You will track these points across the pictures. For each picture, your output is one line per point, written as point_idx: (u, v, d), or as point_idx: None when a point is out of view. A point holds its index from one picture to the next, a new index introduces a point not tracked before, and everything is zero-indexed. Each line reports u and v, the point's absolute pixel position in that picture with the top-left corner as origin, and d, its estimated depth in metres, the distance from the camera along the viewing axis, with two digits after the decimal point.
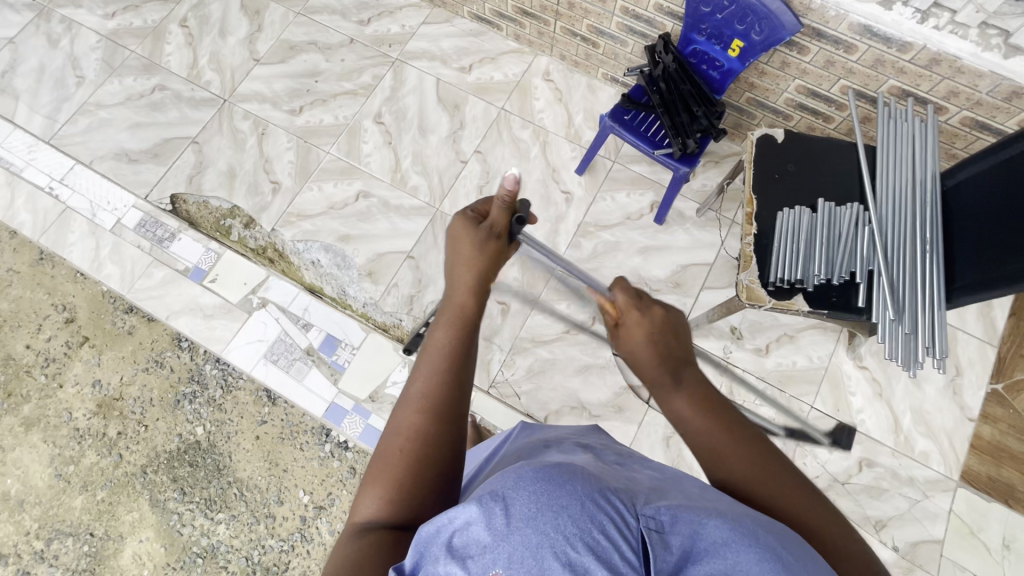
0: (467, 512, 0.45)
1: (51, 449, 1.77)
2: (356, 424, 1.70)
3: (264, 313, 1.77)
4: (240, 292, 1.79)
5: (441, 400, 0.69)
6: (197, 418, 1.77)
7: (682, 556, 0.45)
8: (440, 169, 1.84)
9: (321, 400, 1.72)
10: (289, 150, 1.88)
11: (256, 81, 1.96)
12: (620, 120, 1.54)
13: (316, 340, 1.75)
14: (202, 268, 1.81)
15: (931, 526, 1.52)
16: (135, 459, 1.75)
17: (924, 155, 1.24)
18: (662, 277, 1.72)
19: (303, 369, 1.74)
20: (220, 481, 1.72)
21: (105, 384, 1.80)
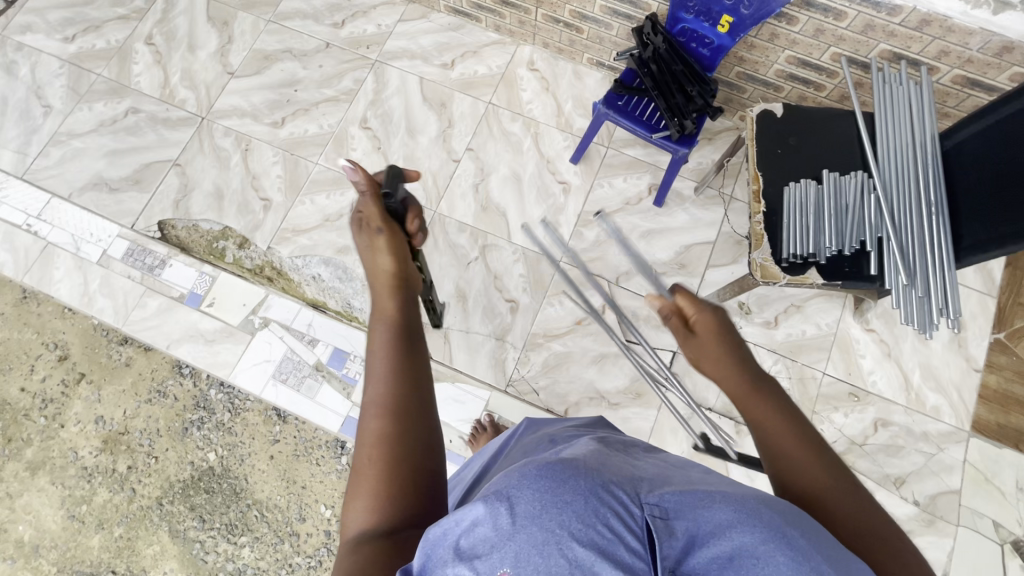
0: (473, 513, 0.49)
1: (60, 491, 1.73)
2: None
3: (267, 332, 1.74)
4: (241, 313, 1.75)
5: (399, 399, 0.70)
6: (208, 444, 1.74)
7: (687, 541, 0.47)
8: (433, 170, 1.80)
9: (335, 415, 1.70)
10: (276, 165, 1.81)
11: (232, 95, 1.89)
12: (613, 106, 1.51)
13: (324, 355, 1.72)
14: (198, 293, 1.77)
15: (947, 477, 1.56)
16: (149, 492, 1.72)
17: (922, 117, 1.25)
18: (666, 259, 1.73)
19: (314, 385, 1.71)
20: (240, 505, 1.70)
21: (109, 420, 1.76)
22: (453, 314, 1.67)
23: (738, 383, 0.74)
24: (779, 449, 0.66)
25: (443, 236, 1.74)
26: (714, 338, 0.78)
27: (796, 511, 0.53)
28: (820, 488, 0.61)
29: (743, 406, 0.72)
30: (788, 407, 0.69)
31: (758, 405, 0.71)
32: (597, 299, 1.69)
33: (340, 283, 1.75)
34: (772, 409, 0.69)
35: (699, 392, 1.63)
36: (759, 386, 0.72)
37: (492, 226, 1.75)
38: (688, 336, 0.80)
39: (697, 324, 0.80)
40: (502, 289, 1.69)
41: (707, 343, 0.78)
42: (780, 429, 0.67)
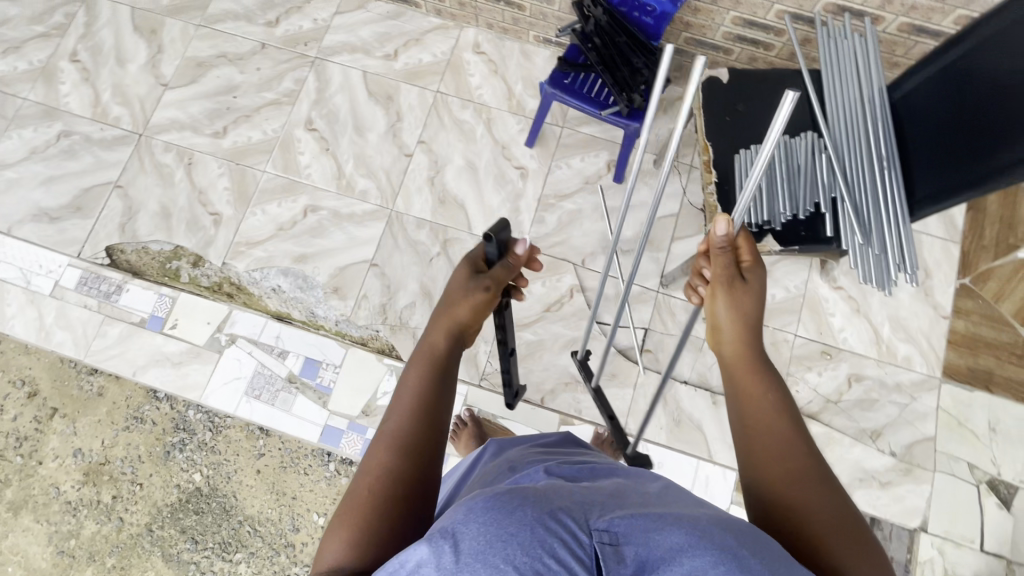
0: (418, 553, 0.50)
1: (45, 528, 1.69)
2: (355, 442, 1.66)
3: (235, 349, 1.69)
4: (206, 333, 1.70)
5: (413, 438, 0.75)
6: (192, 465, 1.71)
7: (637, 568, 0.49)
8: (386, 167, 1.74)
9: (313, 425, 1.67)
10: (222, 176, 1.74)
11: (169, 108, 1.80)
12: (560, 86, 1.46)
13: (296, 366, 1.68)
14: (159, 316, 1.71)
15: (921, 425, 1.58)
16: (137, 519, 1.69)
17: (869, 70, 1.23)
18: (630, 237, 1.70)
19: (289, 398, 1.68)
20: (231, 523, 1.68)
21: (88, 451, 1.72)
22: (419, 313, 1.64)
23: (748, 357, 0.80)
24: (762, 432, 0.73)
25: (403, 235, 1.69)
26: (748, 307, 0.81)
27: (741, 522, 0.57)
28: (788, 476, 0.68)
29: (741, 375, 0.80)
30: (787, 401, 0.76)
31: (754, 382, 0.78)
32: (564, 284, 1.66)
33: (302, 293, 1.69)
34: (767, 399, 0.75)
35: (673, 366, 1.62)
36: (763, 370, 0.79)
37: (452, 219, 1.70)
38: (734, 284, 0.82)
39: (740, 286, 0.82)
40: None
41: (739, 302, 0.82)
42: (767, 420, 0.74)
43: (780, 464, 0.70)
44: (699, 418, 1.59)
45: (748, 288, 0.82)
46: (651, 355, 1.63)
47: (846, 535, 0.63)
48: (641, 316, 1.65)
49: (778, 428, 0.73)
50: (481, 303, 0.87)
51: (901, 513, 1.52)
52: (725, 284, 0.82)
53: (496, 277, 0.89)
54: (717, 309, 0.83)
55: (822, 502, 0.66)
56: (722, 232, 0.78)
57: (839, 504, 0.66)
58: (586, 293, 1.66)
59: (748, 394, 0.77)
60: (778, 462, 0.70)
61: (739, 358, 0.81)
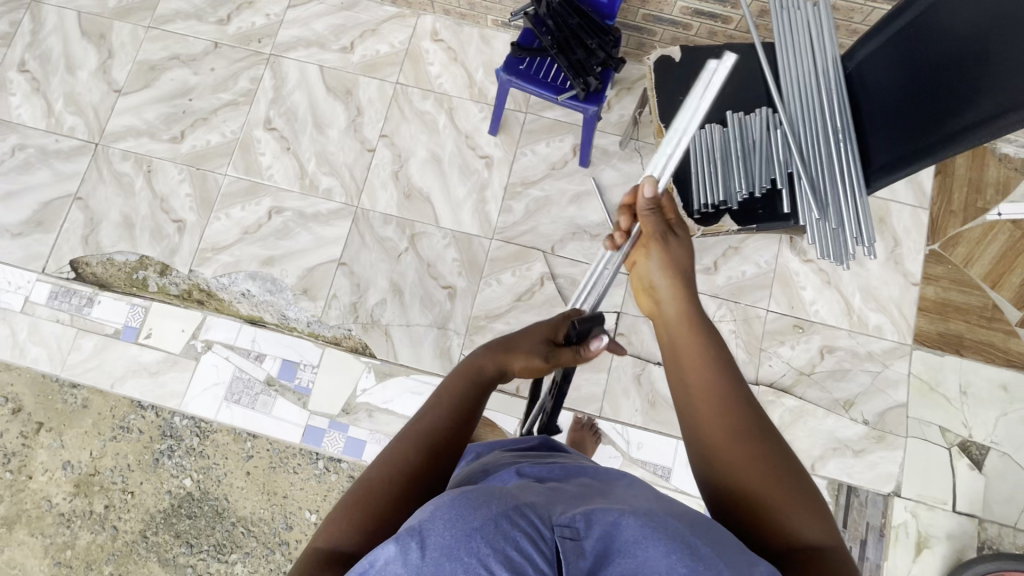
0: (385, 552, 0.48)
1: (41, 540, 1.71)
2: (337, 440, 1.66)
3: (211, 354, 1.69)
4: (181, 340, 1.69)
5: (437, 442, 0.78)
6: (182, 471, 1.72)
7: (596, 559, 0.48)
8: (349, 163, 1.72)
9: (295, 426, 1.67)
10: (183, 182, 1.71)
11: (125, 115, 1.76)
12: (515, 72, 1.43)
13: (273, 368, 1.68)
14: (133, 326, 1.70)
15: (894, 392, 1.59)
16: (132, 527, 1.71)
17: (822, 40, 1.21)
18: (599, 221, 1.69)
19: (268, 401, 1.68)
20: (225, 525, 1.69)
21: (77, 463, 1.73)
22: (390, 309, 1.63)
23: (686, 314, 0.79)
24: (705, 399, 0.70)
25: (369, 232, 1.67)
26: (682, 259, 0.86)
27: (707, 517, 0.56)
28: (728, 443, 0.67)
29: (678, 334, 0.77)
30: (725, 358, 0.73)
31: (692, 345, 0.75)
32: (534, 272, 1.65)
33: (272, 296, 1.67)
34: (707, 362, 0.72)
35: (648, 349, 1.62)
36: (702, 327, 0.76)
37: (418, 213, 1.68)
38: (664, 242, 0.87)
39: (671, 246, 0.87)
40: (437, 277, 1.64)
41: (670, 258, 0.85)
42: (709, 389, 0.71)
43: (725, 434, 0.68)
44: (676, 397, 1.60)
45: (682, 246, 0.87)
46: (624, 339, 1.63)
47: (795, 496, 0.64)
48: (613, 300, 1.65)
49: (722, 395, 0.70)
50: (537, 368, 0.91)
51: (875, 479, 1.54)
52: (654, 243, 0.87)
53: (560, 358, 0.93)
54: (649, 265, 0.87)
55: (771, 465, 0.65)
56: (649, 193, 0.89)
57: (778, 459, 0.66)
58: (557, 279, 1.65)
59: (686, 356, 0.74)
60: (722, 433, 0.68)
61: (679, 317, 0.79)
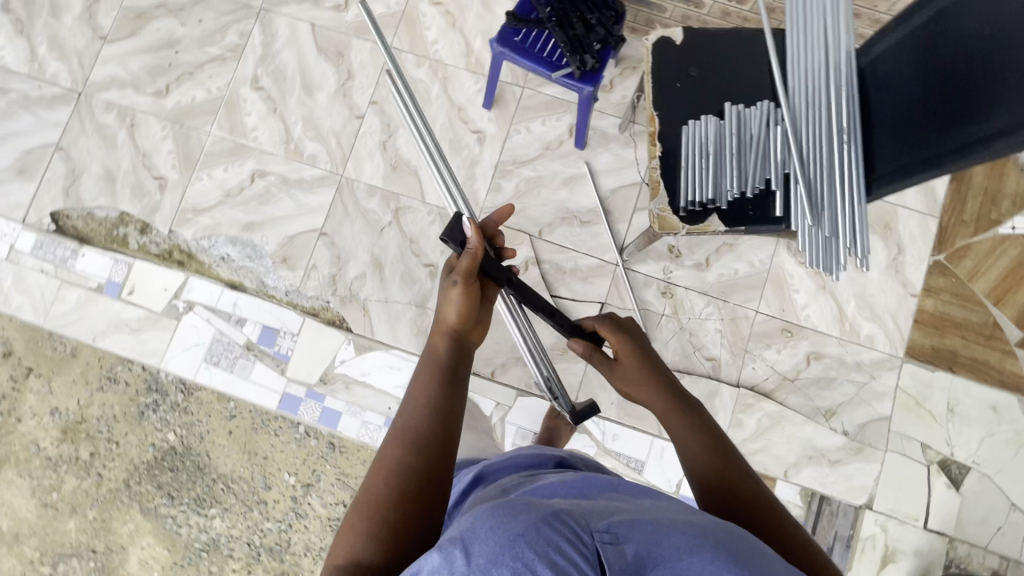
0: (432, 561, 0.52)
1: (29, 481, 1.75)
2: (313, 409, 1.66)
3: (193, 315, 1.67)
4: (163, 299, 1.67)
5: (417, 435, 0.85)
6: (166, 425, 1.72)
7: (637, 562, 0.53)
8: (336, 130, 1.65)
9: (272, 392, 1.67)
10: (166, 139, 1.66)
11: (109, 64, 1.70)
12: (510, 44, 1.34)
13: (253, 334, 1.66)
14: (116, 281, 1.68)
15: (878, 405, 1.55)
16: (116, 475, 1.74)
17: (839, 29, 1.11)
18: (590, 207, 1.63)
19: (247, 365, 1.67)
20: (205, 481, 1.71)
21: (65, 410, 1.74)
22: (370, 284, 1.59)
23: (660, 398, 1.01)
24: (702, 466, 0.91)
25: (353, 203, 1.62)
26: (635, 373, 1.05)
27: (744, 534, 0.63)
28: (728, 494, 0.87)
29: (669, 422, 0.99)
30: (705, 431, 0.95)
31: (679, 425, 0.97)
32: (519, 256, 1.61)
33: (252, 262, 1.63)
34: (692, 441, 0.94)
35: None
36: (681, 413, 0.98)
37: (404, 187, 1.63)
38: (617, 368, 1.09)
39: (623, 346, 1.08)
40: (419, 254, 1.60)
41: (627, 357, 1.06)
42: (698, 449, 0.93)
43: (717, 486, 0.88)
44: None
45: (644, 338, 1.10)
46: None
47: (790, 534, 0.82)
48: (599, 290, 1.61)
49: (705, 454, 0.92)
50: (456, 294, 0.99)
51: (849, 490, 1.52)
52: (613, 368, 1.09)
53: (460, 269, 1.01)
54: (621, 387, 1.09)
55: (762, 508, 0.84)
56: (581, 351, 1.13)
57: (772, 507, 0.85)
58: (542, 265, 1.61)
59: (677, 437, 0.96)
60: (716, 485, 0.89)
61: (663, 409, 1.00)
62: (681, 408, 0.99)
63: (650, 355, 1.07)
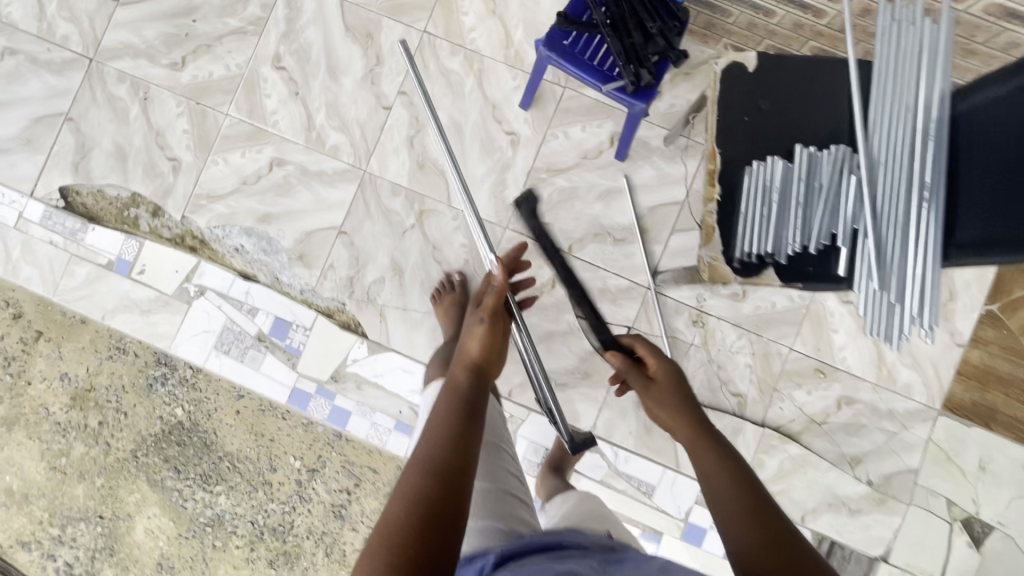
0: None
1: (38, 445, 1.73)
2: (322, 406, 1.60)
3: (204, 301, 1.60)
4: (174, 282, 1.60)
5: (438, 462, 0.85)
6: (174, 400, 1.68)
7: None
8: (361, 121, 1.54)
9: (281, 386, 1.61)
10: (180, 117, 1.56)
11: (122, 30, 1.58)
12: (557, 48, 1.21)
13: (265, 325, 1.59)
14: (126, 259, 1.60)
15: (906, 456, 1.49)
16: (123, 446, 1.71)
17: (934, 68, 0.96)
18: (625, 225, 1.53)
19: (257, 356, 1.60)
20: (211, 458, 1.68)
21: (74, 377, 1.70)
22: (388, 290, 1.53)
23: (680, 422, 1.06)
24: (721, 490, 0.92)
25: (375, 202, 1.53)
26: (664, 393, 1.13)
27: None
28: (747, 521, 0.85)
29: (694, 450, 1.01)
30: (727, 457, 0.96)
31: (701, 452, 0.99)
32: (546, 272, 1.52)
33: (266, 256, 1.55)
34: (714, 466, 0.95)
35: None
36: (702, 435, 1.02)
37: (430, 188, 1.53)
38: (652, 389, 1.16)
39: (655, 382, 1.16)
40: (442, 261, 1.53)
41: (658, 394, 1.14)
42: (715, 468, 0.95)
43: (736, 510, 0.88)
44: None
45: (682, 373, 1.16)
46: None
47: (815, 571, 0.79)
48: (626, 313, 1.53)
49: (721, 474, 0.93)
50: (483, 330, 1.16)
51: (865, 540, 1.48)
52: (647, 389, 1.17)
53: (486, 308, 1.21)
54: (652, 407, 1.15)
55: (785, 535, 0.82)
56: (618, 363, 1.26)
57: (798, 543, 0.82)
58: (569, 283, 1.52)
59: (699, 463, 0.98)
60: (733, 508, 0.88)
61: (686, 433, 1.04)
62: (706, 436, 1.01)
63: (679, 380, 1.14)
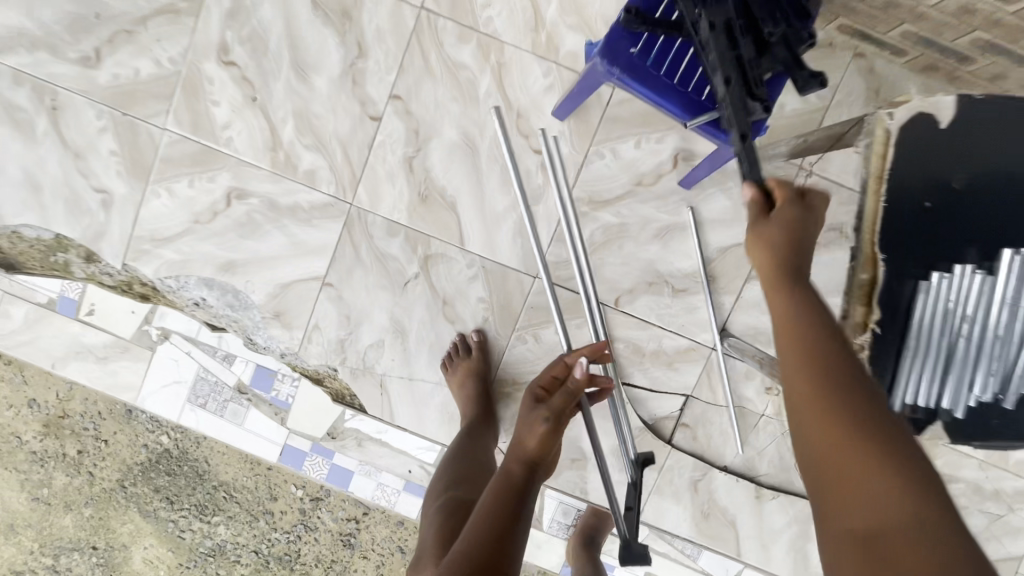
0: None
1: (12, 475, 1.43)
2: (320, 466, 1.29)
3: (169, 348, 1.25)
4: (132, 324, 1.25)
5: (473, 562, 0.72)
6: (158, 424, 1.39)
7: None
8: (342, 136, 1.16)
9: (272, 444, 1.28)
10: (104, 134, 1.17)
11: (9, 9, 1.16)
12: (629, 65, 0.84)
13: (245, 373, 1.26)
14: (71, 297, 1.24)
15: (1010, 543, 1.26)
16: (107, 474, 1.42)
17: None
18: (688, 272, 1.20)
19: (239, 411, 1.27)
20: (204, 487, 1.41)
21: (41, 402, 1.40)
22: (389, 356, 1.22)
23: (775, 279, 0.65)
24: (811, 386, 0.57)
25: (367, 245, 1.19)
26: (775, 234, 0.67)
27: None
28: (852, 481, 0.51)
29: (776, 304, 0.65)
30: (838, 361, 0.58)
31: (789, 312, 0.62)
32: (586, 332, 1.21)
33: (235, 312, 1.23)
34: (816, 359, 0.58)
35: (714, 448, 1.26)
36: (799, 291, 0.64)
37: (437, 225, 1.18)
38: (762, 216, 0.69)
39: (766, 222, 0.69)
40: (454, 319, 1.21)
41: (762, 240, 0.68)
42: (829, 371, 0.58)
43: (841, 450, 0.53)
44: (737, 509, 1.27)
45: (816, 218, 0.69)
46: (687, 431, 1.26)
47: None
48: (685, 379, 1.24)
49: (839, 385, 0.56)
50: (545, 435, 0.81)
51: None
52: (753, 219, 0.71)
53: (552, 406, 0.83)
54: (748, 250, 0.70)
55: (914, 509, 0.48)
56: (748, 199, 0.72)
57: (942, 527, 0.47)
58: (614, 345, 1.22)
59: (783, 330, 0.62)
60: (834, 449, 0.53)
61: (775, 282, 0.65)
62: (811, 298, 0.63)
63: (803, 211, 0.68)
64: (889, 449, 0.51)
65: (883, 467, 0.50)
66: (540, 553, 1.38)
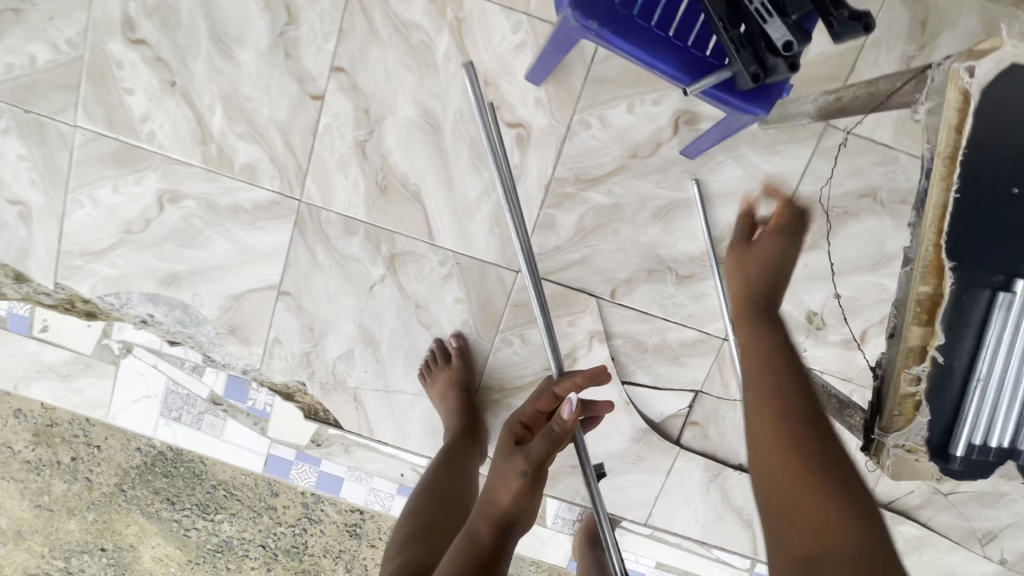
0: None
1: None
2: (308, 474, 1.18)
3: (134, 361, 1.12)
4: (92, 338, 1.11)
5: None
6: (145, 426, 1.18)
7: None
8: (280, 121, 0.99)
9: (253, 455, 1.16)
10: (8, 136, 1.01)
11: None
12: (615, 19, 0.66)
13: (216, 382, 1.12)
14: (17, 317, 1.10)
15: None
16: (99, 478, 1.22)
17: None
18: (693, 254, 1.04)
19: (216, 423, 1.14)
20: (204, 486, 1.23)
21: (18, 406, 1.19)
22: (361, 368, 1.09)
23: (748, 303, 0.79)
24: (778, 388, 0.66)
25: (325, 246, 1.04)
26: (752, 271, 0.82)
27: None
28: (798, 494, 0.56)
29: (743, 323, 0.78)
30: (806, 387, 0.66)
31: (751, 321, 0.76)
32: (580, 329, 1.06)
33: (188, 328, 1.10)
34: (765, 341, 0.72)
35: (728, 446, 1.14)
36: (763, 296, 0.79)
37: (400, 218, 1.02)
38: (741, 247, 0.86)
39: (757, 244, 0.84)
40: (430, 324, 1.07)
41: (739, 260, 0.85)
42: (774, 396, 0.65)
43: (765, 444, 0.61)
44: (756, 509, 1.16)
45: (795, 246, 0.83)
46: (697, 430, 1.13)
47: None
48: (693, 374, 1.10)
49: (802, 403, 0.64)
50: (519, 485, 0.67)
51: None
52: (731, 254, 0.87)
53: (530, 451, 0.68)
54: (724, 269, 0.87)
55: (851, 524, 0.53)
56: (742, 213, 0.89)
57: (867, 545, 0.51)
58: (612, 342, 1.08)
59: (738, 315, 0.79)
60: (779, 467, 0.59)
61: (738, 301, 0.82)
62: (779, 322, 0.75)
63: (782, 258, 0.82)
64: (820, 458, 0.59)
65: (831, 492, 0.55)
66: (545, 549, 1.30)
